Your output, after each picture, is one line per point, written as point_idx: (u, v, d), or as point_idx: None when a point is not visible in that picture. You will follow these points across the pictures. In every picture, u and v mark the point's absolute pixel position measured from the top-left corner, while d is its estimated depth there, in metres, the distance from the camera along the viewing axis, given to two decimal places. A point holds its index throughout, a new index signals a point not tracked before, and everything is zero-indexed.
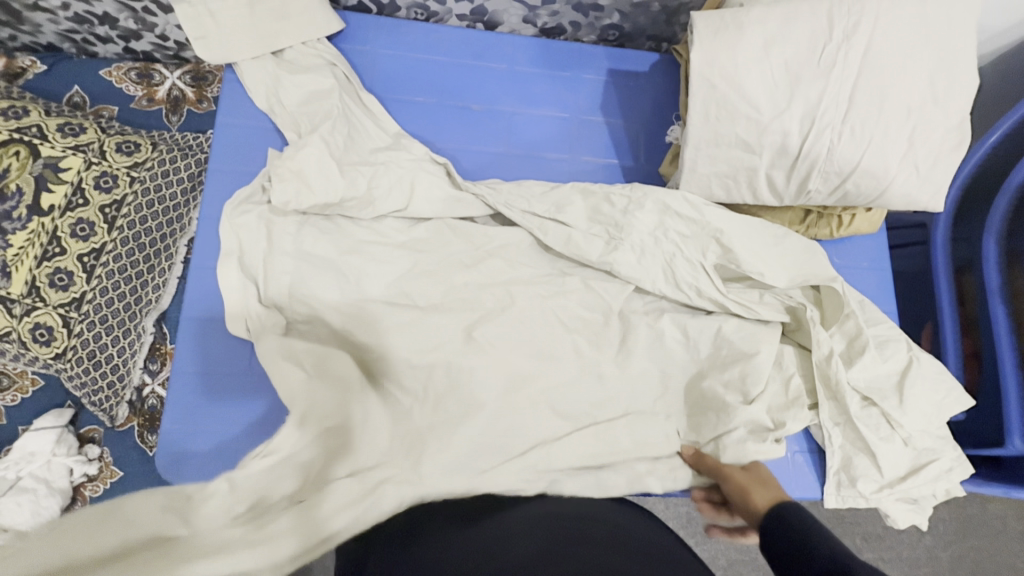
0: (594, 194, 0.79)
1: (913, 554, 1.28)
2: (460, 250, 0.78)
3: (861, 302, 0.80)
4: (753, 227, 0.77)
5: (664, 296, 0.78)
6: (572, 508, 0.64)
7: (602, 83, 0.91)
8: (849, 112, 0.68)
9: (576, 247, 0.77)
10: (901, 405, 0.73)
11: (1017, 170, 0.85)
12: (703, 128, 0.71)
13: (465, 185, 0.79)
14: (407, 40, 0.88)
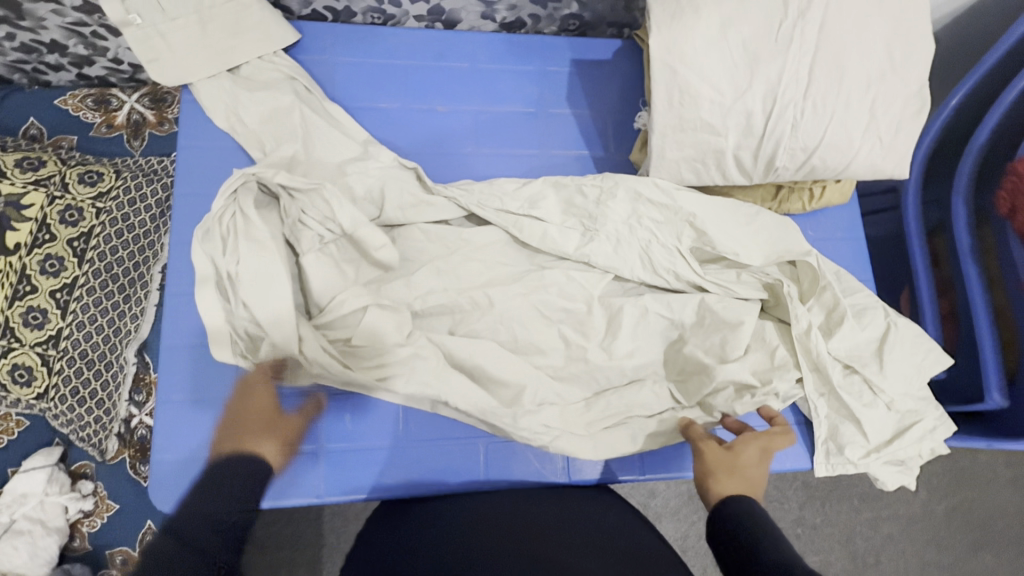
0: (567, 186, 0.79)
1: (909, 510, 1.32)
2: (438, 254, 0.77)
3: (837, 273, 0.81)
4: (725, 208, 0.77)
5: (643, 282, 0.78)
6: (570, 515, 0.66)
7: (567, 74, 0.90)
8: (810, 87, 0.68)
9: (552, 242, 0.77)
10: (881, 371, 0.75)
11: (980, 129, 0.86)
12: (669, 114, 0.71)
13: (436, 190, 0.78)
14: (367, 46, 0.86)
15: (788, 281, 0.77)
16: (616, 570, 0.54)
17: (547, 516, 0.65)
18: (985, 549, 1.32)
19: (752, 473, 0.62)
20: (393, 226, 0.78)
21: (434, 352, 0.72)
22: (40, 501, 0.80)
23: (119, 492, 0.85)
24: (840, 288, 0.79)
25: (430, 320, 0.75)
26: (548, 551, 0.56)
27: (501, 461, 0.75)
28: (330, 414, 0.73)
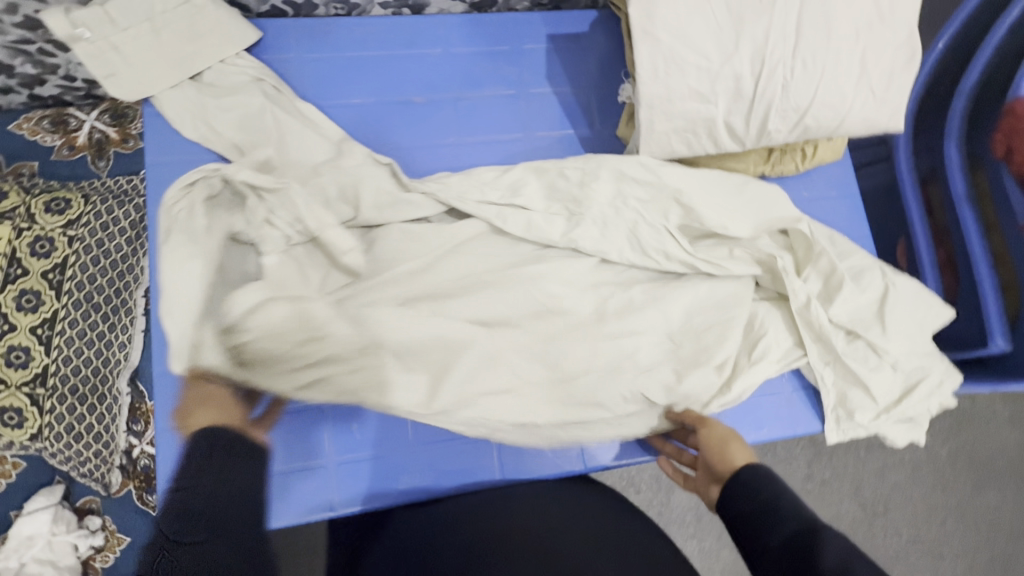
0: (548, 172, 0.76)
1: (915, 456, 1.34)
2: (422, 258, 0.72)
3: (831, 238, 0.80)
4: (711, 180, 0.76)
5: (633, 266, 0.75)
6: (582, 507, 0.66)
7: (544, 51, 0.87)
8: (798, 44, 0.65)
9: (537, 230, 0.73)
10: (884, 332, 0.74)
11: (967, 74, 0.86)
12: (654, 86, 0.68)
13: (411, 197, 0.73)
14: (332, 39, 0.82)
15: (782, 254, 0.76)
16: None
17: (558, 516, 0.64)
18: (989, 485, 1.36)
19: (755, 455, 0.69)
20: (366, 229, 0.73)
21: None
22: (47, 542, 0.79)
23: (130, 524, 0.84)
24: (834, 249, 0.78)
25: None
26: (558, 551, 0.57)
27: (514, 457, 0.73)
28: (286, 426, 0.70)
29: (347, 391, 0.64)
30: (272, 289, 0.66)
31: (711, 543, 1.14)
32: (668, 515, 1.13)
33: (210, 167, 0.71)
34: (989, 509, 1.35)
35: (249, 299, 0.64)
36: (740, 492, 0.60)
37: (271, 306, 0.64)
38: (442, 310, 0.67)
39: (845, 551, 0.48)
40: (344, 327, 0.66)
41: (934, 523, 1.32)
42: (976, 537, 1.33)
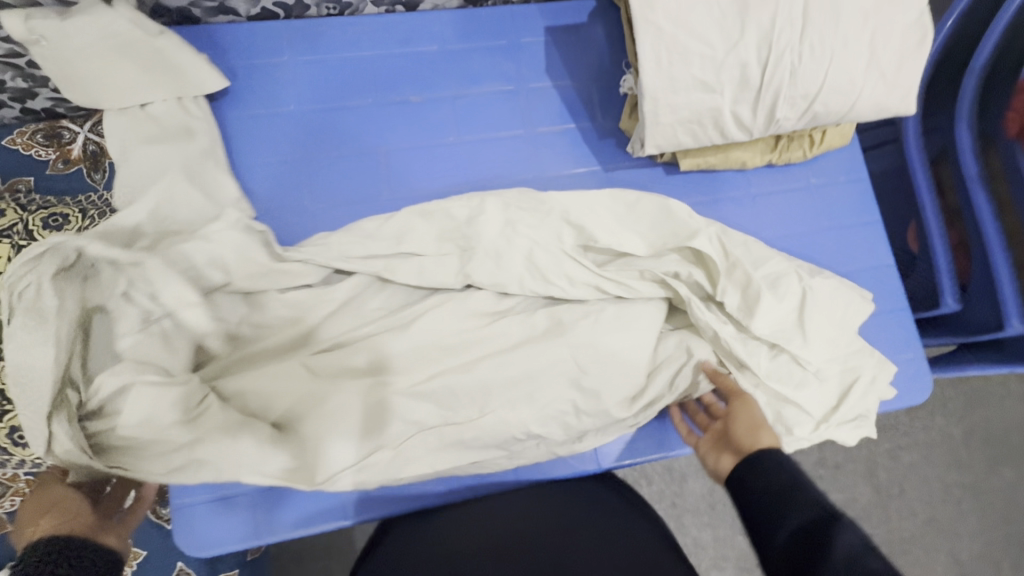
0: (432, 212, 0.71)
1: (927, 437, 1.34)
2: (308, 299, 0.68)
3: (746, 243, 0.77)
4: (604, 204, 0.74)
5: (539, 295, 0.72)
6: (592, 503, 0.67)
7: (542, 44, 0.85)
8: (806, 27, 0.63)
9: (428, 277, 0.70)
10: (805, 341, 0.73)
11: (979, 53, 0.85)
12: (657, 77, 0.66)
13: (286, 254, 0.67)
14: (326, 40, 0.80)
15: (691, 268, 0.73)
16: None
17: (553, 516, 0.64)
18: (1002, 464, 1.36)
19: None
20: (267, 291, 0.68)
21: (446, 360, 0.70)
22: None
23: None
24: (749, 259, 0.75)
25: None
26: (568, 552, 0.58)
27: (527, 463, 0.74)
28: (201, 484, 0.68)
29: (224, 471, 0.59)
30: (129, 368, 0.59)
31: (731, 528, 1.14)
32: (681, 505, 1.13)
33: (59, 236, 0.58)
34: (1003, 488, 1.34)
35: (110, 383, 0.58)
36: (754, 473, 0.59)
37: (135, 391, 0.58)
38: (354, 354, 0.65)
39: (860, 541, 0.48)
40: (262, 385, 0.63)
41: (948, 504, 1.31)
42: (990, 517, 1.32)
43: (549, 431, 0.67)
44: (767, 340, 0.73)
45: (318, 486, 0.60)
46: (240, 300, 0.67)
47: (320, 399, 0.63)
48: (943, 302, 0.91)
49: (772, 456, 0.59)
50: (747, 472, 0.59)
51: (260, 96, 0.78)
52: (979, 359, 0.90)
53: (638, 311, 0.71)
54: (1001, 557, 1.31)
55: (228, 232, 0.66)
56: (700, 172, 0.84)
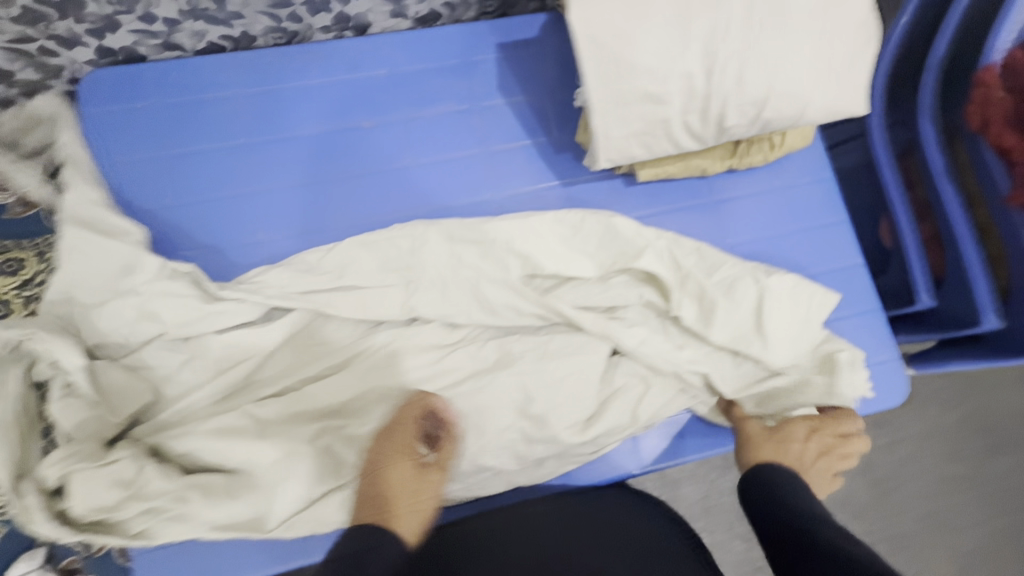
0: (376, 243, 0.73)
1: (925, 429, 1.32)
2: (256, 340, 0.70)
3: (700, 249, 0.77)
4: (549, 230, 0.74)
5: (487, 324, 0.73)
6: (627, 495, 0.71)
7: (493, 61, 0.84)
8: (750, 33, 0.61)
9: (373, 309, 0.71)
10: (765, 347, 0.74)
11: (938, 44, 0.79)
12: (604, 92, 0.65)
13: (221, 292, 0.69)
14: (273, 70, 0.80)
15: (640, 287, 0.75)
16: None
17: (581, 517, 0.65)
18: (1001, 451, 1.33)
19: (788, 443, 0.72)
20: (219, 330, 0.69)
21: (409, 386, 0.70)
22: None
23: None
24: (703, 267, 0.76)
25: (393, 352, 0.71)
26: (593, 550, 0.60)
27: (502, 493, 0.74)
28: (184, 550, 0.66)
29: (190, 523, 0.62)
30: (62, 456, 0.60)
31: (727, 535, 1.12)
32: None
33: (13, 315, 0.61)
34: (1004, 477, 1.32)
35: (55, 466, 0.59)
36: (762, 483, 0.67)
37: (75, 478, 0.59)
38: (315, 392, 0.68)
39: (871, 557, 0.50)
40: (213, 436, 0.64)
41: (946, 495, 1.29)
42: (994, 507, 1.30)
43: (502, 461, 0.70)
44: (729, 348, 0.75)
45: (270, 533, 0.63)
46: (180, 344, 0.69)
47: (274, 449, 0.64)
48: (922, 301, 0.88)
49: (780, 475, 0.67)
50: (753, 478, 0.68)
51: (208, 130, 0.77)
52: (963, 355, 0.88)
53: (586, 339, 0.73)
54: (1006, 548, 1.28)
55: (154, 282, 0.67)
56: (660, 181, 0.83)
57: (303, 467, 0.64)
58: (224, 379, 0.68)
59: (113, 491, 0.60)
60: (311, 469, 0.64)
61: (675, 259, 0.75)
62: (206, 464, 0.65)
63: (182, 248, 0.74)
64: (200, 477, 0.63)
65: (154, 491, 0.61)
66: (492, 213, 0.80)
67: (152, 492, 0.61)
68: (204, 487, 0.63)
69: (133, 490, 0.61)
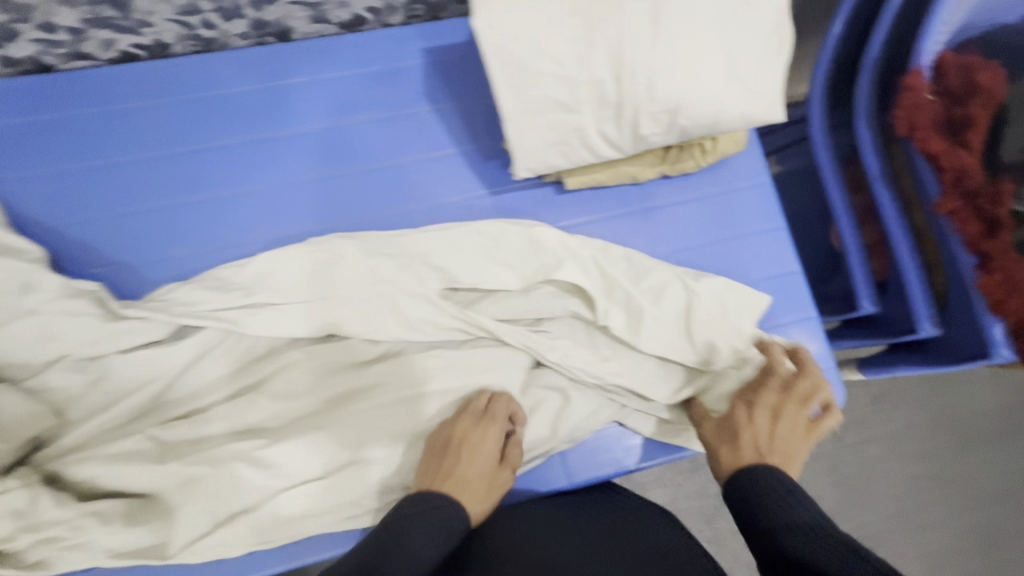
0: (293, 255, 0.72)
1: (892, 429, 1.31)
2: (162, 359, 0.67)
3: (628, 257, 0.76)
4: (469, 243, 0.73)
5: (407, 339, 0.72)
6: (609, 505, 0.72)
7: (419, 67, 0.83)
8: (658, 38, 0.59)
9: (287, 325, 0.70)
10: (690, 357, 0.73)
11: (871, 45, 0.76)
12: (513, 101, 0.63)
13: (124, 311, 0.66)
14: (189, 80, 0.78)
15: (566, 298, 0.73)
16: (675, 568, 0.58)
17: (587, 520, 0.67)
18: (968, 449, 1.32)
19: (735, 430, 0.66)
20: (126, 350, 0.67)
21: (327, 403, 0.69)
22: None
23: None
24: (631, 275, 0.74)
25: (311, 368, 0.70)
26: (604, 545, 0.62)
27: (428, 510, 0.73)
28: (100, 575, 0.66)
29: (93, 551, 0.61)
30: None
31: None
32: None
33: None
34: (969, 474, 1.30)
35: None
36: (743, 493, 0.58)
37: None
38: (227, 413, 0.66)
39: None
40: (115, 461, 0.62)
41: (911, 494, 1.28)
42: (961, 505, 1.29)
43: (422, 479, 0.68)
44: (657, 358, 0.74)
45: (171, 559, 0.62)
46: (85, 366, 0.66)
47: (180, 474, 0.62)
48: (863, 308, 0.86)
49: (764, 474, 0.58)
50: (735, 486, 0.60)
51: (120, 143, 0.76)
52: (907, 361, 0.86)
53: (507, 353, 0.72)
54: (971, 546, 1.27)
55: (55, 302, 0.65)
56: (590, 188, 0.82)
57: (211, 491, 0.62)
58: (129, 401, 0.66)
59: (9, 520, 0.59)
60: (218, 491, 0.63)
61: (596, 269, 0.73)
62: (112, 489, 0.63)
63: (92, 264, 0.73)
64: (102, 504, 0.62)
65: (53, 519, 0.60)
66: (416, 223, 0.79)
67: (51, 519, 0.60)
68: (105, 515, 0.61)
69: (30, 519, 0.59)
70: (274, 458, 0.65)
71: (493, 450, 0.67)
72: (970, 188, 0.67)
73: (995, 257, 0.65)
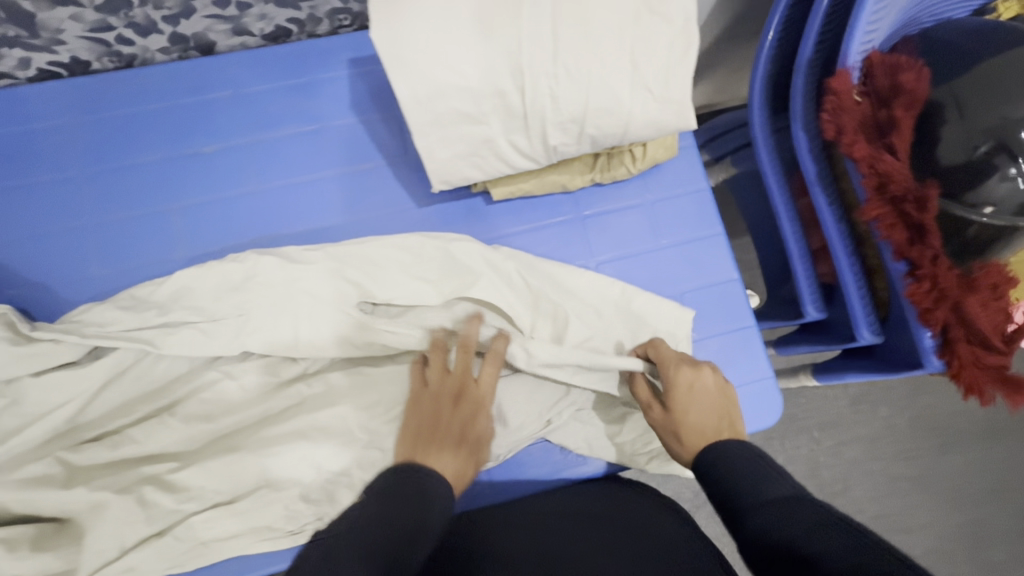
0: (210, 271, 0.70)
1: (871, 431, 1.27)
2: (73, 383, 0.66)
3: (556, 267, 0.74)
4: (390, 257, 0.72)
5: (328, 355, 0.71)
6: (592, 491, 0.72)
7: (345, 78, 0.81)
8: (558, 47, 0.58)
9: (202, 345, 0.68)
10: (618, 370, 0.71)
11: (802, 45, 0.73)
12: (418, 112, 0.60)
13: (33, 333, 0.66)
14: (108, 96, 0.78)
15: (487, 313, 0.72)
16: (660, 539, 0.59)
17: (573, 506, 0.68)
18: (953, 450, 1.27)
19: (686, 420, 0.63)
20: (36, 373, 0.66)
21: (245, 423, 0.68)
22: None
23: None
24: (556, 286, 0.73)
25: (230, 387, 0.69)
26: (592, 526, 0.63)
27: None
28: None
29: None
30: None
31: None
32: None
33: None
34: (954, 477, 1.25)
35: None
36: (719, 472, 0.55)
37: None
38: (138, 436, 0.65)
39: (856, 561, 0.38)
40: (20, 490, 0.61)
41: (889, 497, 1.24)
42: (946, 508, 1.24)
43: (340, 501, 0.66)
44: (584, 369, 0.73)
45: None
46: None
47: (89, 498, 0.62)
48: (807, 313, 0.86)
49: (747, 451, 0.56)
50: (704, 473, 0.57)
51: (40, 162, 0.76)
52: (857, 366, 0.84)
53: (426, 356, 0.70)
54: (955, 550, 1.22)
55: None
56: (521, 198, 0.80)
57: (120, 515, 0.61)
58: (36, 427, 0.64)
59: None
60: (127, 516, 0.62)
61: (516, 287, 0.72)
62: (21, 516, 0.62)
63: (10, 285, 0.73)
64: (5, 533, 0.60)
65: None
66: (342, 238, 0.78)
67: None
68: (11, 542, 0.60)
69: None
70: (187, 479, 0.64)
71: (482, 426, 0.64)
72: (896, 194, 0.65)
73: (921, 265, 0.65)
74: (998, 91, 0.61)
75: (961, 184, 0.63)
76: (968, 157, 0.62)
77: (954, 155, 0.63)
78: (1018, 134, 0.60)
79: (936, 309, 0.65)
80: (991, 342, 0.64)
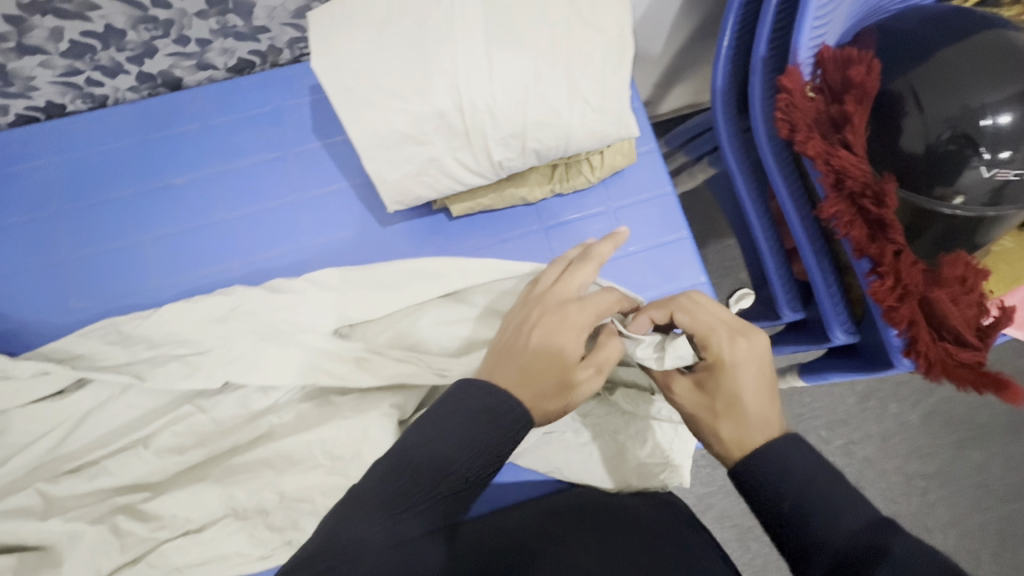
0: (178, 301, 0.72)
1: (884, 430, 1.17)
2: (54, 413, 0.68)
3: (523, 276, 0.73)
4: (351, 278, 0.72)
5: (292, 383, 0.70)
6: (563, 495, 0.71)
7: (307, 104, 0.84)
8: (493, 67, 0.59)
9: (164, 377, 0.67)
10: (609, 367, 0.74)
11: (756, 44, 0.72)
12: (363, 136, 0.61)
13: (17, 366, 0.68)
14: (84, 136, 0.82)
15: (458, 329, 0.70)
16: (626, 541, 0.59)
17: (543, 512, 0.68)
18: (980, 449, 1.16)
19: (721, 402, 0.55)
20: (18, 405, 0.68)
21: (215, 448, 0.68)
22: None
23: None
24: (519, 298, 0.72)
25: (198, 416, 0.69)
26: (557, 530, 0.62)
27: None
28: None
29: None
30: None
31: None
32: None
33: None
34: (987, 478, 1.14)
35: None
36: (777, 485, 0.46)
37: None
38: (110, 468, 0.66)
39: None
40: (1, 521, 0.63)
41: (910, 500, 1.14)
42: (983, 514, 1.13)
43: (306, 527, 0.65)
44: None
45: None
46: None
47: (67, 528, 0.63)
48: (782, 313, 0.85)
49: (821, 464, 0.46)
50: (758, 476, 0.48)
51: (21, 203, 0.79)
52: (839, 364, 0.81)
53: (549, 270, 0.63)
54: (986, 555, 1.11)
55: None
56: (484, 213, 0.80)
57: (95, 544, 0.62)
58: (20, 457, 0.66)
59: None
60: (100, 546, 0.62)
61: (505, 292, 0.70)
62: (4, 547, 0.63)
63: None
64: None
65: None
66: (306, 260, 0.79)
67: None
68: None
69: None
70: (159, 506, 0.64)
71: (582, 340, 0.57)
72: (853, 188, 0.64)
73: (883, 261, 0.64)
74: (957, 81, 0.59)
75: (925, 173, 0.61)
76: (930, 147, 0.60)
77: (913, 142, 0.61)
78: (978, 122, 0.58)
79: (902, 306, 0.63)
80: (964, 337, 0.61)
